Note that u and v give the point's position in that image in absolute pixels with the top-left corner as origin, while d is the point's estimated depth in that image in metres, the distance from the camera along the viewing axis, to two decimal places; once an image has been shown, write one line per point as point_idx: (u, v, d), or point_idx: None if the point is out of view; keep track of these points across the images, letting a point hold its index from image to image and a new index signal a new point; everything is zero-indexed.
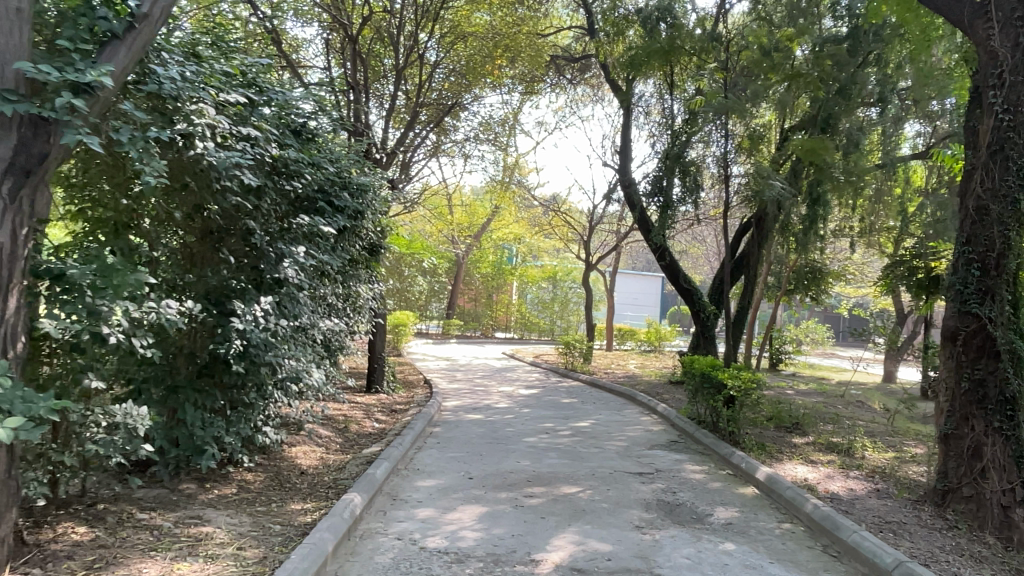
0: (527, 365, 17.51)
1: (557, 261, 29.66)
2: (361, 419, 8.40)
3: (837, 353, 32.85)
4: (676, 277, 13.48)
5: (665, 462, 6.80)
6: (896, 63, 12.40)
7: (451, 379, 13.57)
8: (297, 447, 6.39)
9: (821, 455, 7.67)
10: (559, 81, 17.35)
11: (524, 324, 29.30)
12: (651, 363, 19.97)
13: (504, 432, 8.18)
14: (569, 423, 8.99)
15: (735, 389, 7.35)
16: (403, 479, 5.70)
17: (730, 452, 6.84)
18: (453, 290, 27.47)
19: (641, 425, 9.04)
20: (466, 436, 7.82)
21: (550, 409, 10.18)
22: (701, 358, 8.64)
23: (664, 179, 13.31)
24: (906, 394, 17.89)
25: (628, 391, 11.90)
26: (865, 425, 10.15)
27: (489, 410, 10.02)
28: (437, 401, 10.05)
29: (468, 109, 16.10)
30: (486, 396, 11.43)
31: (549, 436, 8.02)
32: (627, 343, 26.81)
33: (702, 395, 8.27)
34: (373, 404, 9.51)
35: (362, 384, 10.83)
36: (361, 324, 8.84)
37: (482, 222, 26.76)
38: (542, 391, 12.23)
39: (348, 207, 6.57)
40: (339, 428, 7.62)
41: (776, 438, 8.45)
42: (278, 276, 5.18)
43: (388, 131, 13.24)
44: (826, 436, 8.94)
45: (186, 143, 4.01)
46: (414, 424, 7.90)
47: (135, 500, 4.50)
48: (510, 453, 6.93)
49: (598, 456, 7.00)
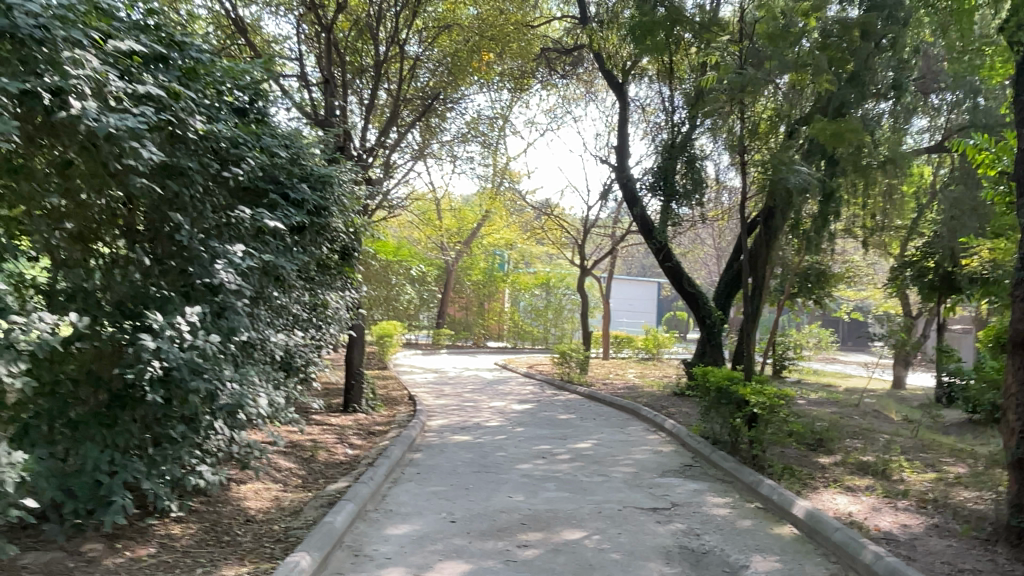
0: (521, 377, 16.51)
1: (550, 267, 28.75)
2: (331, 445, 7.38)
3: (839, 357, 32.06)
4: (680, 280, 12.47)
5: (682, 494, 5.82)
6: (912, 48, 11.55)
7: (438, 394, 12.56)
8: (247, 486, 5.38)
9: (856, 479, 6.72)
10: (549, 77, 16.47)
11: (517, 332, 28.29)
12: (651, 372, 19.02)
13: (495, 457, 7.19)
14: (568, 444, 8.01)
15: (759, 407, 6.38)
16: (369, 527, 4.70)
17: (758, 481, 5.87)
18: (442, 299, 26.45)
19: (649, 445, 8.06)
20: (451, 464, 6.83)
21: (547, 428, 9.21)
22: (714, 368, 7.67)
23: (665, 176, 12.42)
24: (919, 401, 17.00)
25: (630, 404, 10.92)
26: (892, 440, 9.24)
27: (478, 430, 9.02)
28: (420, 421, 9.04)
29: (454, 108, 15.18)
30: (475, 413, 10.43)
31: (547, 462, 7.02)
32: (624, 351, 25.86)
33: (718, 411, 7.31)
34: (349, 426, 8.49)
35: (338, 403, 9.81)
36: (332, 338, 7.85)
37: (472, 228, 25.82)
38: (537, 407, 11.26)
39: (307, 201, 5.64)
40: (305, 459, 6.61)
41: (801, 459, 7.50)
42: (210, 281, 4.22)
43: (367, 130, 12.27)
44: (855, 455, 8.00)
45: (58, 103, 3.08)
46: (391, 451, 6.89)
47: (15, 571, 3.51)
48: (501, 486, 5.94)
49: (604, 487, 6.02)
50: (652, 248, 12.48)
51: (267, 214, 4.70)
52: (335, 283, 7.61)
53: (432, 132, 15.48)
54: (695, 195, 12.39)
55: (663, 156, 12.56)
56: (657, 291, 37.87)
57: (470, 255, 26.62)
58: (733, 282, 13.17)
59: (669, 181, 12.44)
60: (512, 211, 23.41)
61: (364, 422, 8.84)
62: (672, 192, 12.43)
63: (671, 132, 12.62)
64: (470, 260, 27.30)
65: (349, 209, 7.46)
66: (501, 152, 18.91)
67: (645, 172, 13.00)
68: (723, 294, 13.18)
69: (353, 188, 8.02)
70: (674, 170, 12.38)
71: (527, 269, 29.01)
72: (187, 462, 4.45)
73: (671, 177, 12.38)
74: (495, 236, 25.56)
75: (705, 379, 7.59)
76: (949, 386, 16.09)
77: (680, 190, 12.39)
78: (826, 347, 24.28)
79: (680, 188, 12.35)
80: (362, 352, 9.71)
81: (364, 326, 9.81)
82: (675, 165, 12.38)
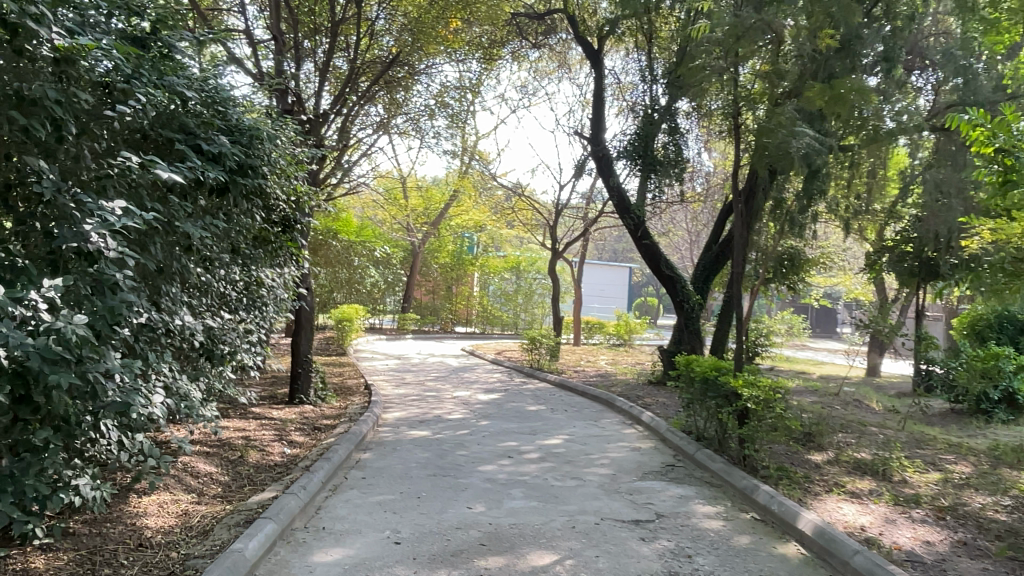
0: (488, 364, 15.66)
1: (520, 251, 27.96)
2: (266, 443, 6.46)
3: (810, 343, 31.88)
4: (658, 262, 11.55)
5: (668, 502, 5.05)
6: (907, 15, 10.84)
7: (399, 382, 11.67)
8: (150, 499, 4.46)
9: (857, 482, 6.03)
10: (519, 46, 15.53)
11: (485, 317, 27.38)
12: (623, 359, 18.31)
13: (455, 457, 6.35)
14: (536, 440, 7.20)
15: (753, 403, 5.61)
16: (294, 554, 3.83)
17: (754, 487, 5.12)
18: (408, 282, 25.43)
19: (626, 441, 7.29)
20: (403, 465, 5.97)
21: (514, 421, 8.39)
22: (698, 358, 6.93)
23: (643, 149, 11.67)
24: (897, 390, 16.58)
25: (603, 394, 10.16)
26: (883, 434, 8.61)
27: (437, 423, 8.17)
28: (374, 413, 8.15)
29: (420, 79, 14.17)
30: (436, 403, 9.56)
31: (513, 462, 6.20)
32: (595, 337, 25.19)
33: (704, 405, 6.55)
34: (292, 420, 7.58)
35: (284, 394, 8.87)
36: (269, 322, 6.89)
37: (439, 208, 24.84)
38: (504, 397, 10.43)
39: (221, 153, 4.67)
40: (232, 461, 5.69)
41: (793, 459, 6.78)
42: (80, 245, 3.27)
43: (321, 94, 11.21)
44: (849, 451, 7.34)
45: None
46: (335, 451, 6.02)
47: None
48: (460, 494, 5.12)
49: (577, 493, 5.23)
50: (629, 226, 11.56)
51: (161, 163, 3.75)
52: (270, 256, 6.70)
53: (396, 105, 14.44)
54: (675, 169, 11.73)
55: (639, 128, 11.85)
56: (629, 276, 37.26)
57: (437, 237, 25.64)
58: (712, 266, 12.40)
59: (648, 155, 11.71)
60: (480, 190, 22.46)
61: (309, 416, 7.94)
62: (651, 165, 11.69)
63: (650, 103, 11.87)
64: (437, 242, 26.31)
65: (288, 173, 6.55)
66: (470, 128, 17.96)
67: (621, 144, 12.28)
68: (701, 278, 12.41)
69: (294, 152, 7.09)
70: (652, 144, 11.67)
71: (496, 253, 28.13)
72: (59, 471, 3.49)
73: (650, 151, 11.65)
74: (463, 217, 24.65)
75: (690, 370, 6.83)
76: (927, 374, 15.66)
77: (661, 164, 11.65)
78: (799, 334, 23.88)
79: (660, 162, 11.63)
80: (310, 338, 8.81)
81: (313, 310, 8.92)
82: (653, 138, 11.67)
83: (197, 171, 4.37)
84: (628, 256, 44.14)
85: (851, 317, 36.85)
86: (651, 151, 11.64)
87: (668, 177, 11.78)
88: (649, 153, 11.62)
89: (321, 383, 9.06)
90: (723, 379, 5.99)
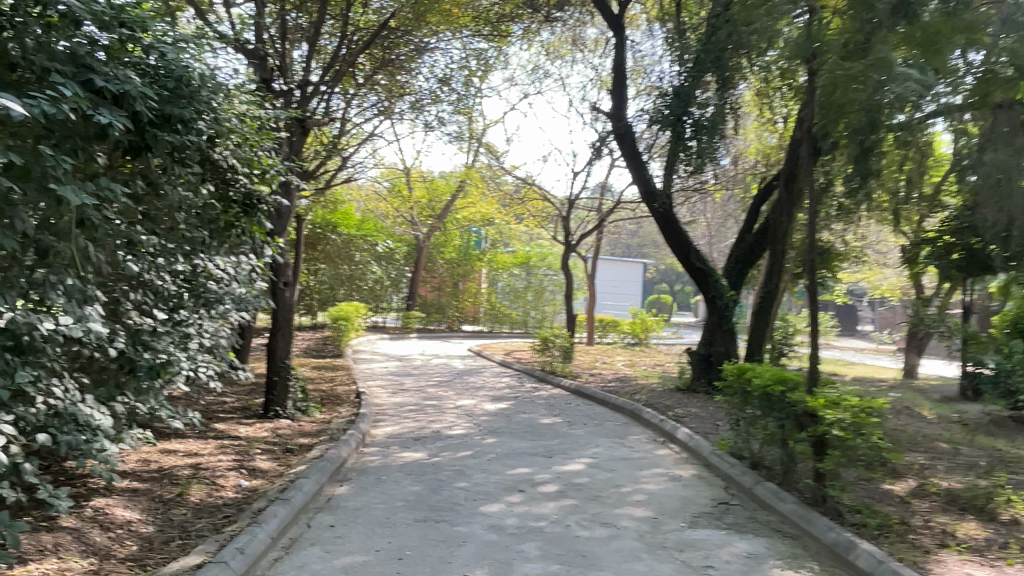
0: (496, 367, 14.34)
1: (530, 245, 26.59)
2: (219, 474, 5.24)
3: (835, 343, 30.41)
4: (687, 253, 10.18)
5: (735, 566, 3.77)
6: None
7: (396, 388, 10.39)
8: (24, 570, 3.27)
9: (965, 526, 4.75)
10: (532, 23, 14.14)
11: (494, 316, 26.07)
12: (642, 361, 16.97)
13: (454, 489, 5.09)
14: (554, 466, 5.92)
15: (841, 429, 4.33)
16: None
17: (849, 544, 3.85)
18: (412, 278, 24.13)
19: (663, 466, 5.99)
20: (387, 505, 4.69)
21: (527, 438, 7.10)
22: (754, 369, 5.66)
23: (677, 117, 10.25)
24: (942, 395, 15.20)
25: (627, 404, 8.84)
26: (962, 453, 7.29)
27: (435, 441, 6.89)
28: (360, 429, 6.89)
29: (422, 59, 12.82)
30: (435, 415, 8.27)
31: (525, 499, 4.92)
32: (609, 336, 23.89)
33: (765, 426, 5.25)
34: (261, 441, 6.34)
35: (258, 407, 7.64)
36: (227, 324, 5.66)
37: (446, 201, 23.54)
38: (514, 406, 9.15)
39: (117, 88, 3.45)
40: (166, 504, 4.48)
41: (873, 493, 5.45)
42: None
43: (308, 67, 9.89)
44: (934, 480, 6.04)
45: None
46: (301, 484, 4.78)
47: None
48: (457, 552, 3.85)
49: (612, 550, 3.95)
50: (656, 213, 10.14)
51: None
52: (228, 242, 5.57)
53: (399, 91, 13.14)
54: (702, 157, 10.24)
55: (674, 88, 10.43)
56: (642, 272, 35.82)
57: (442, 231, 24.37)
58: (746, 258, 11.11)
59: (679, 124, 10.33)
60: (488, 182, 21.14)
61: (284, 434, 6.70)
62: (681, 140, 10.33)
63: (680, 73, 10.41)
64: (444, 236, 25.02)
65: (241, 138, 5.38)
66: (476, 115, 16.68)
67: (653, 109, 10.87)
68: (734, 273, 11.15)
69: (256, 114, 5.84)
70: (693, 111, 10.21)
71: (505, 248, 26.81)
72: None
73: (685, 120, 10.23)
74: (470, 211, 23.34)
75: (744, 384, 5.55)
76: (975, 377, 14.27)
77: (694, 139, 10.22)
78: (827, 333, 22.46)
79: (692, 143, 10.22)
80: (290, 342, 7.59)
81: (293, 308, 7.71)
82: (691, 106, 10.21)
83: (71, 106, 3.16)
84: (642, 252, 42.72)
85: (874, 315, 35.39)
86: (689, 114, 10.19)
87: (697, 163, 10.36)
88: (682, 124, 10.23)
89: (301, 393, 7.80)
90: (795, 395, 4.71)
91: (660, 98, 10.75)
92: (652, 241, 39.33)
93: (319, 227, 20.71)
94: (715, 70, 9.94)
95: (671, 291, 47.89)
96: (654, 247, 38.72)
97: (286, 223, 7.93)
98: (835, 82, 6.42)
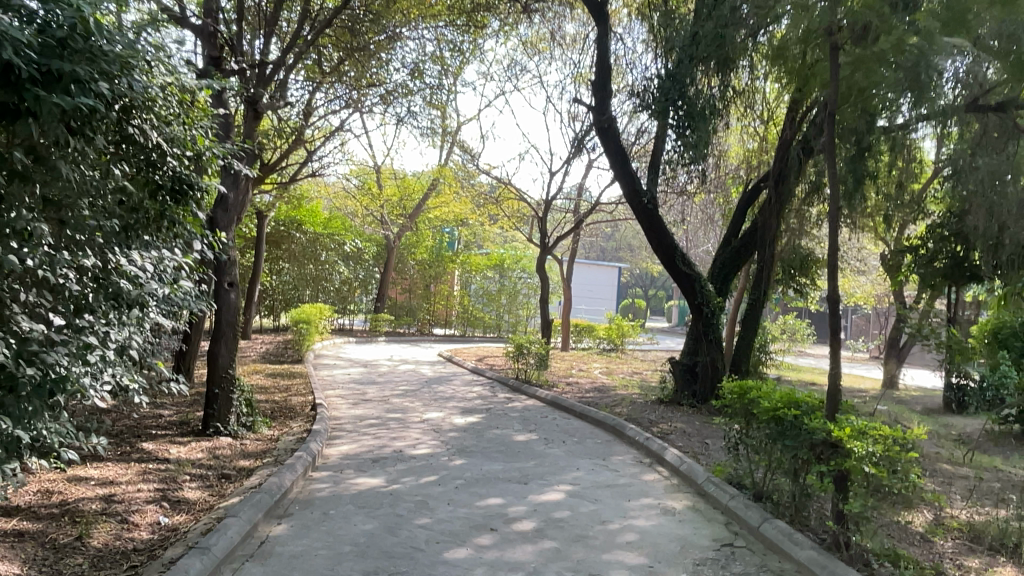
0: (467, 374, 13.59)
1: (504, 248, 25.77)
2: (136, 507, 4.43)
3: (812, 350, 30.12)
4: (672, 256, 9.46)
5: None
6: None
7: (357, 398, 9.59)
8: None
9: (1003, 573, 4.13)
10: (511, 12, 13.39)
11: (466, 319, 25.23)
12: (620, 368, 16.34)
13: (414, 528, 4.34)
14: (531, 496, 5.19)
15: (872, 465, 3.69)
16: None
17: None
18: (381, 279, 23.26)
19: (653, 496, 5.31)
20: (332, 551, 3.92)
21: (500, 459, 6.37)
22: (758, 389, 5.03)
23: (673, 99, 9.32)
24: (926, 406, 14.78)
25: (608, 418, 8.15)
26: (971, 478, 6.71)
27: (395, 463, 6.13)
28: (312, 449, 6.11)
29: (394, 47, 12.00)
30: (398, 431, 7.49)
31: (497, 542, 4.18)
32: (584, 341, 23.31)
33: (772, 454, 4.61)
34: (194, 464, 5.52)
35: (197, 422, 6.81)
36: (147, 331, 4.84)
37: (418, 200, 22.70)
38: (486, 420, 8.41)
39: None
40: (58, 550, 3.67)
41: (889, 530, 4.83)
42: None
43: (266, 46, 9.06)
44: (952, 511, 5.44)
45: None
46: (231, 524, 4.01)
47: None
48: None
49: None
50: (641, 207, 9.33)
51: None
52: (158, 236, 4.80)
53: (369, 83, 12.32)
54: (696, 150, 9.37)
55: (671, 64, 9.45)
56: (617, 277, 35.34)
57: (413, 231, 23.55)
58: (732, 263, 10.52)
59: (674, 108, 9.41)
60: (460, 181, 20.36)
61: (222, 455, 5.89)
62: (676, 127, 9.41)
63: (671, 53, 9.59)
64: (415, 236, 24.33)
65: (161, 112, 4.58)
66: (449, 112, 15.92)
67: (650, 88, 9.91)
68: (719, 278, 10.54)
69: (186, 87, 5.03)
70: (693, 95, 9.27)
71: (479, 250, 26.03)
72: None
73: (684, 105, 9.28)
74: (443, 210, 22.49)
75: (748, 406, 4.92)
76: (959, 389, 13.87)
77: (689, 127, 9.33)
78: (804, 341, 22.08)
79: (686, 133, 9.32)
80: (234, 348, 6.81)
81: (238, 311, 6.93)
82: (692, 88, 9.28)
83: None
84: (618, 255, 42.25)
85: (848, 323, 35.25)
86: (688, 96, 9.26)
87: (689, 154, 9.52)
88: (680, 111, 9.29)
89: (247, 406, 6.99)
90: (814, 423, 4.07)
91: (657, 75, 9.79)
92: (628, 245, 38.87)
93: (282, 225, 19.90)
94: (714, 56, 8.86)
95: (646, 296, 47.52)
96: (630, 252, 38.28)
97: (233, 214, 7.27)
98: (854, 62, 5.81)
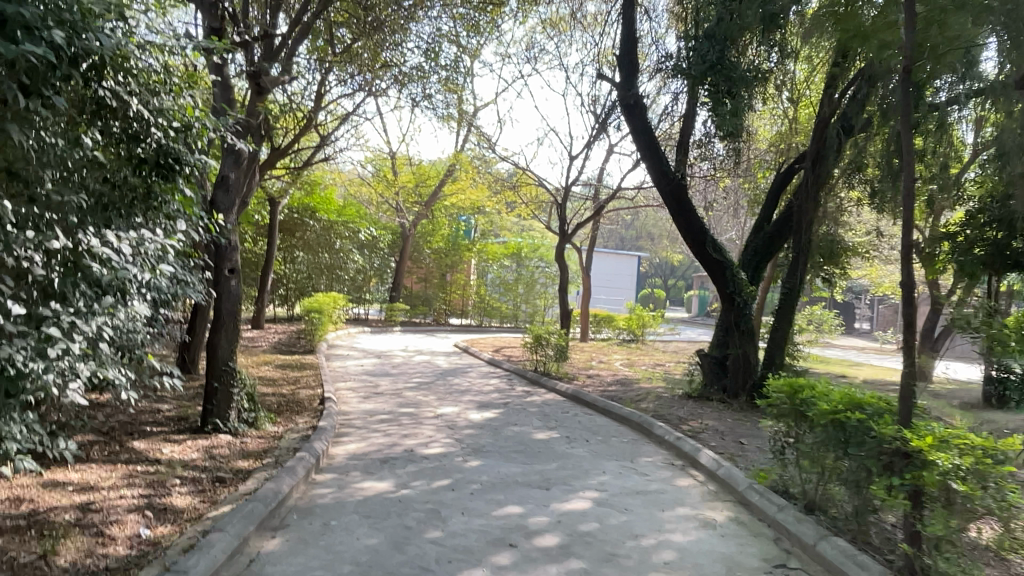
0: (484, 366, 13.12)
1: (521, 236, 25.23)
2: (113, 518, 3.97)
3: (838, 341, 29.31)
4: (701, 239, 8.81)
5: None
6: None
7: (368, 391, 9.13)
8: None
9: None
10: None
11: (483, 309, 24.78)
12: (641, 361, 15.78)
13: (423, 544, 3.85)
14: (554, 504, 4.69)
15: (960, 481, 3.16)
16: None
17: None
18: (396, 268, 22.83)
19: (689, 505, 4.78)
20: (329, 572, 3.44)
21: (519, 460, 5.86)
22: (811, 388, 4.49)
23: (712, 66, 8.57)
24: (963, 401, 14.11)
25: (634, 415, 7.61)
26: None
27: (406, 465, 5.65)
28: (317, 448, 5.65)
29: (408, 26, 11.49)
30: (410, 427, 7.02)
31: (517, 561, 3.68)
32: (603, 331, 22.78)
33: (829, 462, 4.08)
34: (187, 465, 5.08)
35: (196, 418, 6.38)
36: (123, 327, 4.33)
37: (434, 187, 22.22)
38: (503, 416, 7.92)
39: None
40: (16, 572, 3.21)
41: None
42: None
43: (273, 19, 8.56)
44: None
45: None
46: (215, 539, 3.54)
47: None
48: None
49: None
50: (669, 184, 8.68)
51: None
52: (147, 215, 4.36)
53: (383, 64, 11.81)
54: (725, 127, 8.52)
55: (710, 28, 8.74)
56: (636, 266, 34.70)
57: (429, 219, 23.13)
58: (765, 250, 9.91)
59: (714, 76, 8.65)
60: (477, 167, 19.83)
61: (219, 455, 5.44)
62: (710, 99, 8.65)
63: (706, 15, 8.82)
64: (431, 224, 23.89)
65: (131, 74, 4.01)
66: (466, 95, 15.39)
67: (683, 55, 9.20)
68: (752, 266, 9.96)
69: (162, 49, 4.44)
70: (736, 64, 8.49)
71: (495, 238, 25.53)
72: None
73: (726, 74, 8.48)
74: (459, 197, 21.96)
75: (802, 408, 4.38)
76: (1000, 382, 13.13)
77: (728, 98, 8.53)
78: (831, 332, 21.39)
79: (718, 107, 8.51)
80: (234, 339, 6.36)
81: (239, 301, 6.49)
82: (736, 56, 8.55)
83: None
84: (637, 243, 41.55)
85: (874, 313, 34.39)
86: (731, 64, 8.47)
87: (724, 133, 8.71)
88: (721, 80, 8.51)
89: (249, 401, 6.55)
90: (886, 429, 3.53)
91: (694, 42, 9.06)
92: (647, 234, 38.20)
93: (296, 212, 19.48)
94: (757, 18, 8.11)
95: (665, 286, 46.83)
96: (650, 241, 37.67)
97: (234, 198, 6.78)
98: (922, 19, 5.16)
